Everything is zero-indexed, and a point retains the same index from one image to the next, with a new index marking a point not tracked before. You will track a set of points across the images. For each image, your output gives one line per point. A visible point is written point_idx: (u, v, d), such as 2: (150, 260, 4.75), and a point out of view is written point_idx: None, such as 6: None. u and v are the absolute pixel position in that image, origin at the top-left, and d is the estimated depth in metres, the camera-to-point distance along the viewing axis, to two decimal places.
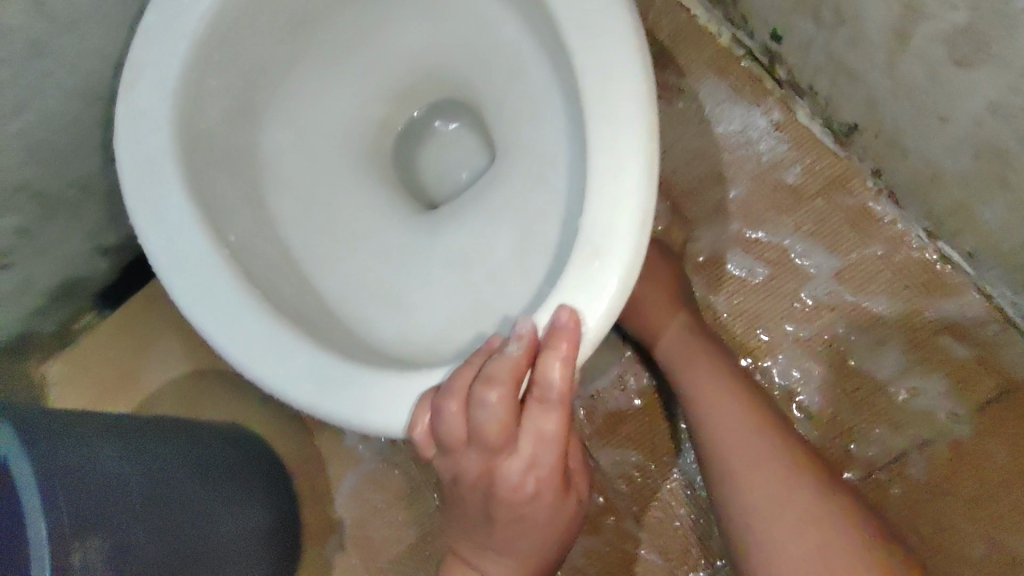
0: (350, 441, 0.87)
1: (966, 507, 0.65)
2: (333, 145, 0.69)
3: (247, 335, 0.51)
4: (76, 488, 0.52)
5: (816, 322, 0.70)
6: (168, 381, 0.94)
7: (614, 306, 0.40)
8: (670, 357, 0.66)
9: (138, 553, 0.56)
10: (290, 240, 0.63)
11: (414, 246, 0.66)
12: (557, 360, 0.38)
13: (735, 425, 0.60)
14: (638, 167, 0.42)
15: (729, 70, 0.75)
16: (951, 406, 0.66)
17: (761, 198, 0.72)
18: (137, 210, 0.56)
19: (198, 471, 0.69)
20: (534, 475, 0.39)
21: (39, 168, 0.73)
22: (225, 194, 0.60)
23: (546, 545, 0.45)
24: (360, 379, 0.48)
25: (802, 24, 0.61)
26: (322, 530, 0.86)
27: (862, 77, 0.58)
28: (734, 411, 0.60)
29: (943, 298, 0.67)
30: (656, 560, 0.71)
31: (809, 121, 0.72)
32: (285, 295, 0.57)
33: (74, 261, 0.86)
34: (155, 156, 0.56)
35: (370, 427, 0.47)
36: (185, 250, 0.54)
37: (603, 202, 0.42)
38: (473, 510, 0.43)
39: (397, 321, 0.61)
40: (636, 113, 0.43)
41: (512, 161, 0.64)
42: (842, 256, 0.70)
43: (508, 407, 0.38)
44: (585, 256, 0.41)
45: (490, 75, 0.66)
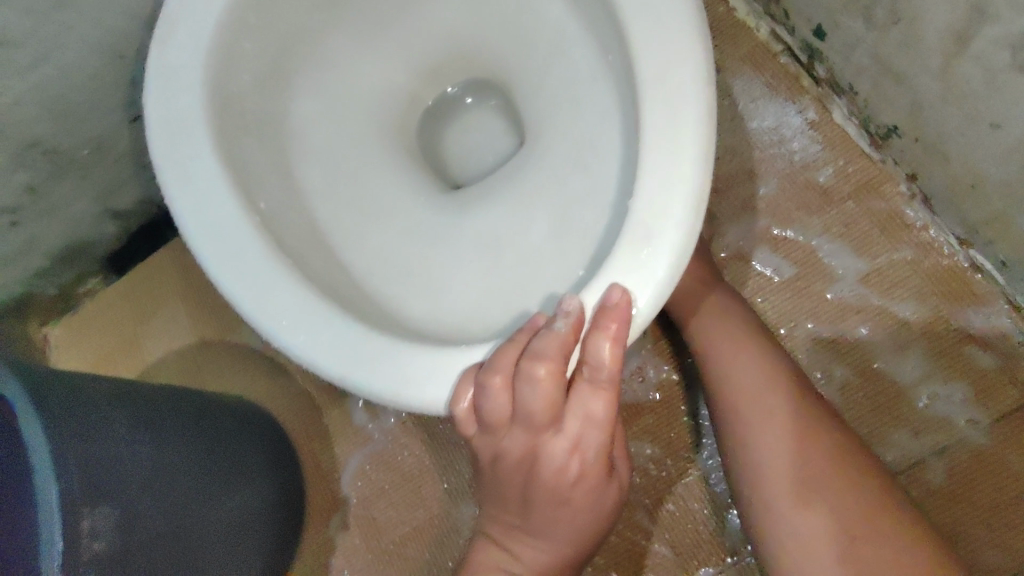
0: (360, 419, 0.86)
1: (981, 515, 0.65)
2: (362, 118, 0.68)
3: (277, 303, 0.50)
4: (89, 456, 0.52)
5: (840, 323, 0.70)
6: (172, 351, 0.92)
7: (665, 290, 0.40)
8: (704, 336, 0.67)
9: (147, 523, 0.56)
10: (317, 210, 0.62)
11: (442, 223, 0.64)
12: (606, 340, 0.38)
13: (767, 405, 0.61)
14: (696, 149, 0.41)
15: (765, 67, 0.74)
16: (970, 414, 0.66)
17: (791, 198, 0.72)
18: (164, 170, 0.54)
19: (212, 444, 0.69)
20: (579, 457, 0.40)
21: (55, 124, 0.71)
22: (253, 160, 0.58)
23: (587, 533, 0.45)
24: (395, 353, 0.47)
25: (850, 23, 0.61)
26: (327, 508, 0.85)
27: (911, 79, 0.58)
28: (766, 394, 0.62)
29: (970, 307, 0.67)
30: (667, 554, 0.71)
31: (844, 121, 0.71)
32: (314, 265, 0.56)
33: (84, 223, 0.84)
34: (186, 117, 0.55)
35: (403, 402, 0.46)
36: (214, 216, 0.53)
37: (660, 183, 0.41)
38: (512, 491, 0.43)
39: (425, 299, 0.59)
40: (696, 95, 0.42)
41: (548, 142, 0.63)
42: (869, 259, 0.69)
43: (556, 385, 0.38)
44: (637, 238, 0.40)
45: (529, 57, 0.65)
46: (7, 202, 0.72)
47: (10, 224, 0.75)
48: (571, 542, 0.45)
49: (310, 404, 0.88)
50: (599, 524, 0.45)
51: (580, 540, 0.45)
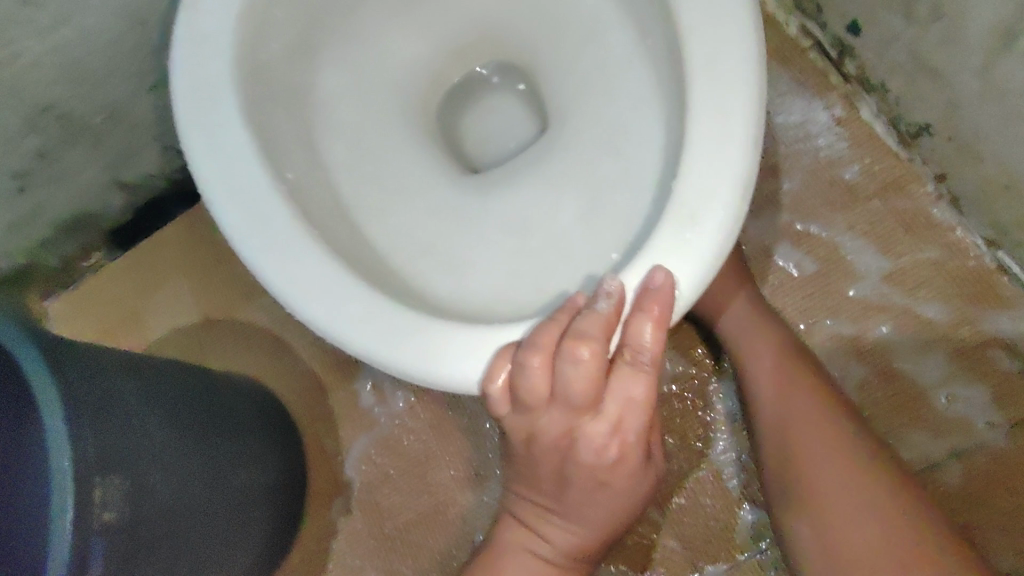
0: (367, 402, 0.85)
1: (997, 518, 0.65)
2: (387, 95, 0.66)
3: (303, 274, 0.48)
4: (101, 425, 0.50)
5: (861, 321, 0.69)
6: (174, 329, 0.90)
7: (710, 269, 0.39)
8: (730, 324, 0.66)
9: (158, 496, 0.54)
10: (340, 184, 0.61)
11: (466, 204, 0.63)
12: (649, 323, 0.37)
13: (795, 409, 0.59)
14: (745, 129, 0.40)
15: (793, 61, 0.73)
16: (989, 416, 0.66)
17: (816, 193, 0.71)
18: (189, 134, 0.52)
19: (222, 422, 0.67)
20: (618, 440, 0.39)
21: (70, 90, 0.68)
22: (280, 130, 0.57)
23: (619, 514, 0.45)
24: (425, 330, 0.46)
25: (888, 20, 0.60)
26: (329, 492, 0.83)
27: (948, 78, 0.58)
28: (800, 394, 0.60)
29: (995, 310, 0.67)
30: (676, 548, 0.71)
31: (872, 120, 0.71)
32: (341, 239, 0.55)
33: (92, 192, 0.82)
34: (213, 81, 0.53)
35: (432, 379, 0.45)
36: (242, 182, 0.51)
37: (708, 162, 0.40)
38: (546, 472, 0.42)
39: (450, 278, 0.58)
40: (747, 75, 0.41)
41: (577, 124, 0.62)
42: (892, 258, 0.69)
43: (598, 365, 0.37)
44: (682, 218, 0.39)
45: (559, 40, 0.64)
46: (17, 165, 0.70)
47: (19, 189, 0.73)
48: (604, 522, 0.45)
49: (315, 384, 0.86)
50: (631, 503, 0.46)
51: (612, 521, 0.45)
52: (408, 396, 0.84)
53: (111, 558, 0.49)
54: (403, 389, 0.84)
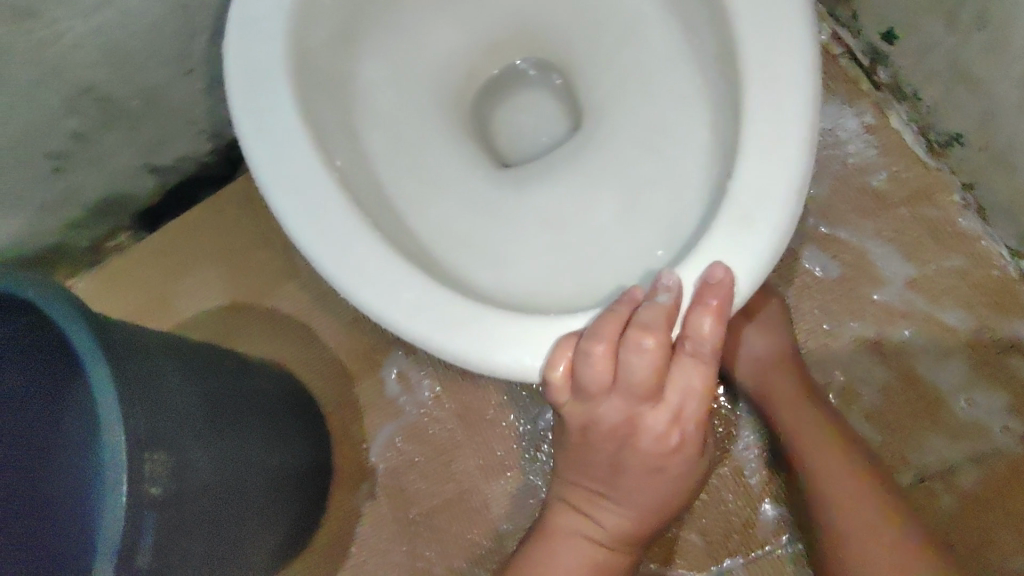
0: (392, 391, 0.86)
1: (1013, 520, 0.66)
2: (425, 88, 0.68)
3: (357, 259, 0.50)
4: (148, 403, 0.51)
5: (884, 325, 0.71)
6: (201, 312, 0.90)
7: (765, 267, 0.40)
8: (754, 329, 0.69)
9: (198, 473, 0.55)
10: (382, 174, 0.62)
11: (506, 197, 0.64)
12: (708, 316, 0.39)
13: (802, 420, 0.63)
14: (800, 132, 0.42)
15: (825, 68, 0.75)
16: (1005, 420, 0.68)
17: (844, 199, 0.73)
18: (244, 119, 0.53)
19: (255, 403, 0.68)
20: (678, 428, 0.41)
21: (113, 72, 0.69)
22: (328, 118, 0.58)
23: (672, 501, 0.46)
24: (479, 318, 0.47)
25: (929, 27, 0.62)
26: (353, 477, 0.84)
27: (987, 87, 0.59)
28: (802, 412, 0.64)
29: (1016, 319, 0.69)
30: (697, 542, 0.72)
31: (901, 128, 0.73)
32: (389, 228, 0.56)
33: (123, 176, 0.82)
34: (269, 67, 0.54)
35: (486, 366, 0.46)
36: (296, 168, 0.52)
37: (764, 163, 0.41)
38: (601, 459, 0.44)
39: (489, 269, 0.59)
40: (803, 80, 0.42)
41: (615, 123, 0.63)
42: (918, 264, 0.71)
43: (659, 355, 0.39)
44: (739, 217, 0.41)
45: (599, 39, 0.66)
46: (55, 145, 0.71)
47: (54, 169, 0.73)
48: (656, 508, 0.46)
49: (341, 370, 0.87)
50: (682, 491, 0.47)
51: (664, 507, 0.46)
52: (434, 386, 0.85)
53: (159, 529, 0.50)
54: (429, 378, 0.85)
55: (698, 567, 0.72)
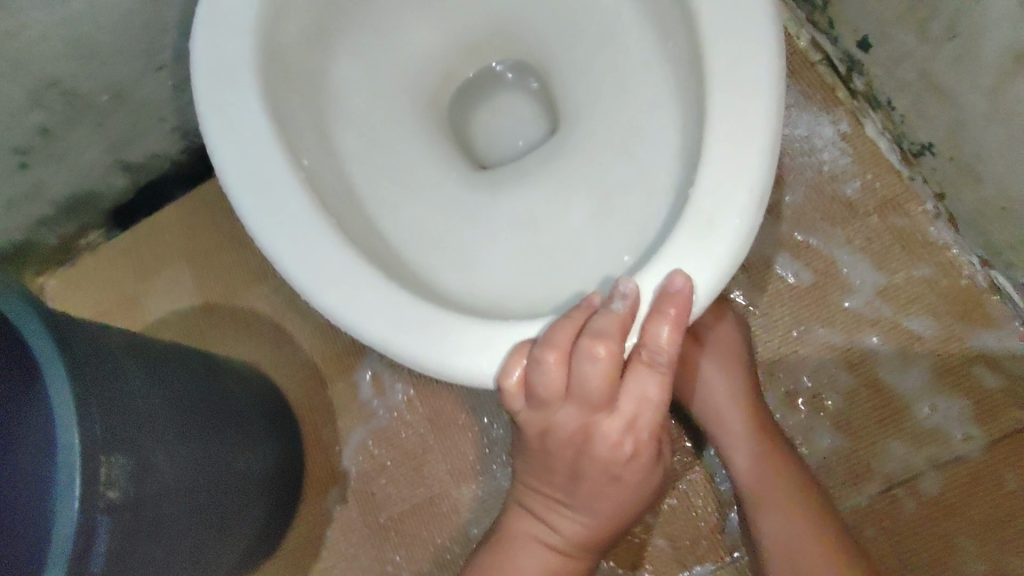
0: (363, 393, 0.85)
1: (976, 528, 0.67)
2: (399, 89, 0.67)
3: (319, 260, 0.49)
4: (108, 405, 0.50)
5: (851, 332, 0.71)
6: (171, 313, 0.89)
7: (725, 275, 0.40)
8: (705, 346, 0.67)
9: (160, 476, 0.54)
10: (353, 175, 0.61)
11: (477, 201, 0.63)
12: (666, 326, 0.38)
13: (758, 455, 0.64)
14: (764, 140, 0.41)
15: (802, 75, 0.75)
16: (965, 428, 0.68)
17: (817, 207, 0.73)
18: (209, 117, 0.53)
19: (222, 408, 0.67)
20: (633, 436, 0.40)
21: (80, 67, 0.68)
22: (298, 115, 0.57)
23: (632, 506, 0.46)
24: (442, 323, 0.47)
25: (901, 37, 0.62)
26: (323, 480, 0.83)
27: (957, 98, 0.60)
28: (754, 449, 0.64)
29: (983, 329, 0.69)
30: (665, 547, 0.72)
31: (876, 135, 0.73)
32: (355, 229, 0.55)
33: (92, 173, 0.81)
34: (235, 63, 0.53)
35: (447, 373, 0.46)
36: (259, 166, 0.51)
37: (727, 172, 0.41)
38: (558, 466, 0.43)
39: (461, 272, 0.59)
40: (767, 86, 0.42)
41: (589, 127, 0.63)
42: (888, 273, 0.71)
43: (614, 364, 0.38)
44: (700, 225, 0.40)
45: (576, 42, 0.65)
46: (18, 141, 0.70)
47: (20, 165, 0.72)
48: (616, 514, 0.45)
49: (313, 372, 0.86)
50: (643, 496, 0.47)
51: (625, 512, 0.46)
52: (406, 388, 0.84)
53: (116, 533, 0.49)
54: (401, 380, 0.85)
55: (666, 572, 0.72)
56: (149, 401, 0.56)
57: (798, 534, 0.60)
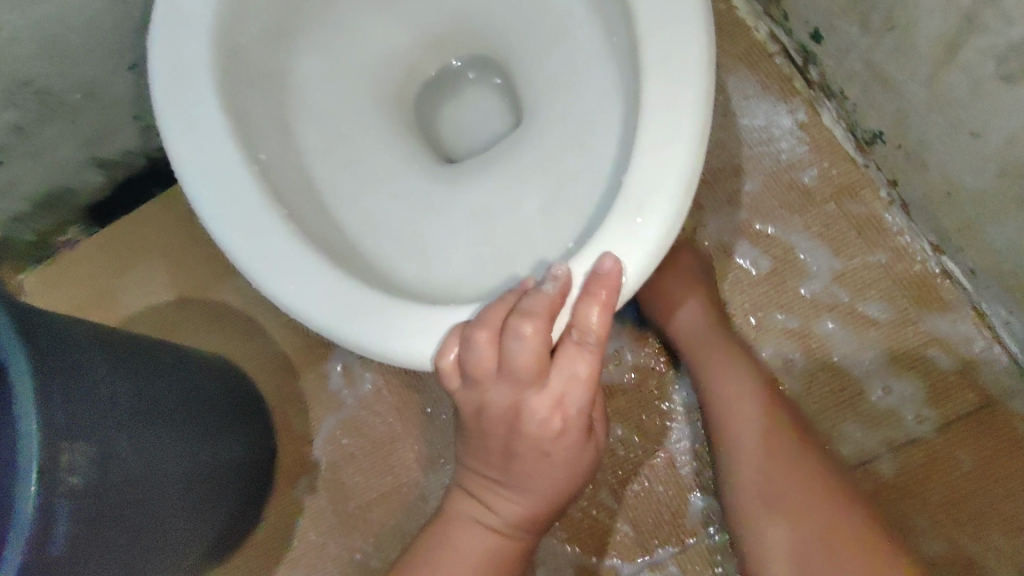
0: (335, 386, 0.86)
1: (932, 510, 0.68)
2: (360, 83, 0.68)
3: (269, 249, 0.50)
4: (70, 393, 0.52)
5: (807, 316, 0.72)
6: (147, 308, 0.91)
7: (653, 259, 0.41)
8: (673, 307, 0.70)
9: (122, 464, 0.55)
10: (312, 168, 0.62)
11: (434, 193, 0.64)
12: (596, 306, 0.40)
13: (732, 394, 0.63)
14: (692, 127, 0.43)
15: (761, 65, 0.77)
16: (916, 409, 0.70)
17: (774, 195, 0.74)
18: (164, 112, 0.54)
19: (191, 399, 0.68)
20: (561, 414, 0.42)
21: (53, 65, 0.69)
22: (255, 110, 0.59)
23: (567, 487, 0.46)
24: (389, 308, 0.48)
25: (846, 28, 0.63)
26: (295, 471, 0.85)
27: (898, 87, 0.61)
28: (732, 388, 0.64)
29: (937, 313, 0.70)
30: (629, 532, 0.74)
31: (832, 125, 0.74)
32: (310, 221, 0.56)
33: (66, 170, 0.82)
34: (190, 60, 0.54)
35: (392, 356, 0.47)
36: (212, 159, 0.53)
37: (656, 158, 0.42)
38: (493, 444, 0.44)
39: (415, 263, 0.60)
40: (696, 77, 0.43)
41: (545, 120, 0.64)
42: (844, 259, 0.72)
43: (542, 343, 0.40)
44: (628, 211, 0.42)
45: (532, 36, 0.66)
46: None
47: None
48: (550, 494, 0.46)
49: (286, 365, 0.87)
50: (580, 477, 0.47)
51: (560, 493, 0.46)
52: (377, 380, 0.86)
53: (79, 519, 0.51)
54: (372, 372, 0.86)
55: (629, 557, 0.73)
56: (113, 391, 0.57)
57: (770, 470, 0.58)
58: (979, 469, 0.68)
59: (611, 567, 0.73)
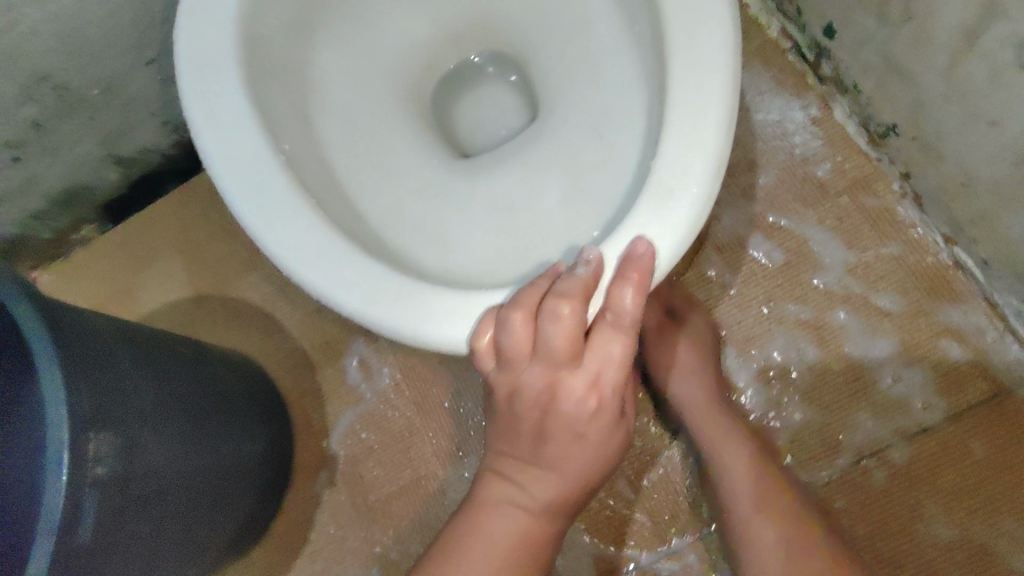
0: (352, 378, 0.87)
1: (944, 497, 0.69)
2: (381, 79, 0.69)
3: (298, 237, 0.51)
4: (95, 384, 0.52)
5: (819, 306, 0.73)
6: (163, 304, 0.91)
7: (683, 242, 0.42)
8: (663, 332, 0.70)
9: (146, 457, 0.56)
10: (335, 161, 0.62)
11: (455, 185, 0.65)
12: (629, 288, 0.40)
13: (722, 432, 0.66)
14: (719, 113, 0.43)
15: (774, 62, 0.77)
16: (927, 397, 0.71)
17: (789, 189, 0.75)
18: (192, 105, 0.54)
19: (211, 392, 0.68)
20: (596, 394, 0.43)
21: (69, 61, 0.69)
22: (277, 102, 0.59)
23: (599, 468, 0.47)
24: (419, 294, 0.48)
25: (864, 22, 0.64)
26: (313, 464, 0.85)
27: (916, 79, 0.62)
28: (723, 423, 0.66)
29: (949, 303, 0.71)
30: (645, 522, 0.74)
31: (845, 119, 0.75)
32: (335, 211, 0.57)
33: (84, 166, 0.83)
34: (217, 53, 0.55)
35: (424, 342, 0.48)
36: (240, 150, 0.53)
37: (685, 144, 0.43)
38: (526, 426, 0.45)
39: (438, 253, 0.60)
40: (722, 65, 0.44)
41: (564, 113, 0.64)
42: (858, 251, 0.73)
43: (578, 324, 0.40)
44: (660, 196, 0.42)
45: (551, 31, 0.67)
46: (11, 135, 0.71)
47: (12, 159, 0.74)
48: (580, 474, 0.46)
49: (303, 359, 0.88)
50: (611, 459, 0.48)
51: (592, 474, 0.47)
52: (393, 372, 0.86)
53: (103, 507, 0.51)
54: (388, 365, 0.86)
55: (646, 546, 0.74)
56: (136, 385, 0.57)
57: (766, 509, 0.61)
58: (988, 457, 0.69)
59: (629, 556, 0.74)
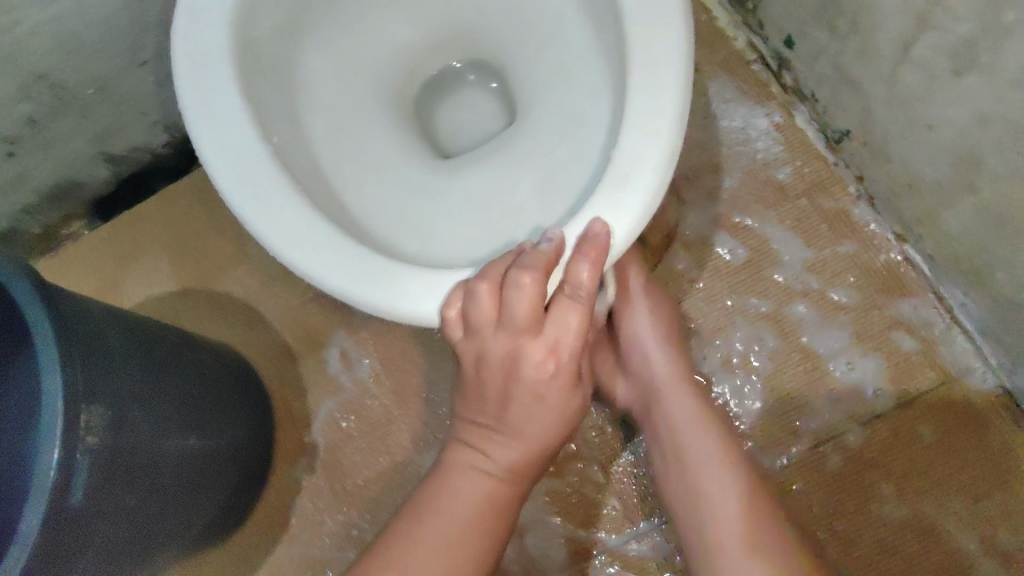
0: (334, 370, 0.89)
1: (896, 480, 0.73)
2: (366, 81, 0.73)
3: (284, 219, 0.54)
4: (89, 359, 0.55)
5: (781, 299, 0.77)
6: (149, 298, 0.93)
7: (639, 224, 0.46)
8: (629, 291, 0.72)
9: (134, 431, 0.58)
10: (321, 155, 0.66)
11: (435, 180, 0.69)
12: (586, 264, 0.44)
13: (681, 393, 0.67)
14: (673, 108, 0.47)
15: (739, 71, 0.82)
16: (878, 385, 0.75)
17: (751, 191, 0.80)
18: (188, 98, 0.58)
19: (198, 378, 0.71)
20: (555, 360, 0.47)
21: (67, 59, 0.72)
22: (268, 98, 0.62)
23: (555, 436, 0.51)
24: (396, 273, 0.52)
25: (817, 34, 0.69)
26: (293, 453, 0.88)
27: (863, 87, 0.67)
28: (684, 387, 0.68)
29: (900, 298, 0.76)
30: (615, 505, 0.78)
31: (804, 126, 0.80)
32: (320, 199, 0.60)
33: (76, 162, 0.85)
34: (212, 50, 0.58)
35: (401, 316, 0.51)
36: (232, 140, 0.57)
37: (641, 135, 0.47)
38: (490, 391, 0.49)
39: (416, 241, 0.64)
40: (677, 65, 0.48)
41: (538, 114, 0.69)
42: (815, 249, 0.78)
43: (539, 294, 0.44)
44: (618, 182, 0.46)
45: (527, 37, 0.71)
46: (6, 130, 0.74)
47: (7, 153, 0.77)
48: (538, 439, 0.50)
49: (286, 352, 0.90)
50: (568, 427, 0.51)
51: (548, 441, 0.50)
52: (375, 364, 0.89)
53: (94, 475, 0.54)
54: (370, 357, 0.89)
55: (615, 529, 0.77)
56: (126, 364, 0.60)
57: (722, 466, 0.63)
58: (937, 441, 0.73)
59: (600, 539, 0.77)
